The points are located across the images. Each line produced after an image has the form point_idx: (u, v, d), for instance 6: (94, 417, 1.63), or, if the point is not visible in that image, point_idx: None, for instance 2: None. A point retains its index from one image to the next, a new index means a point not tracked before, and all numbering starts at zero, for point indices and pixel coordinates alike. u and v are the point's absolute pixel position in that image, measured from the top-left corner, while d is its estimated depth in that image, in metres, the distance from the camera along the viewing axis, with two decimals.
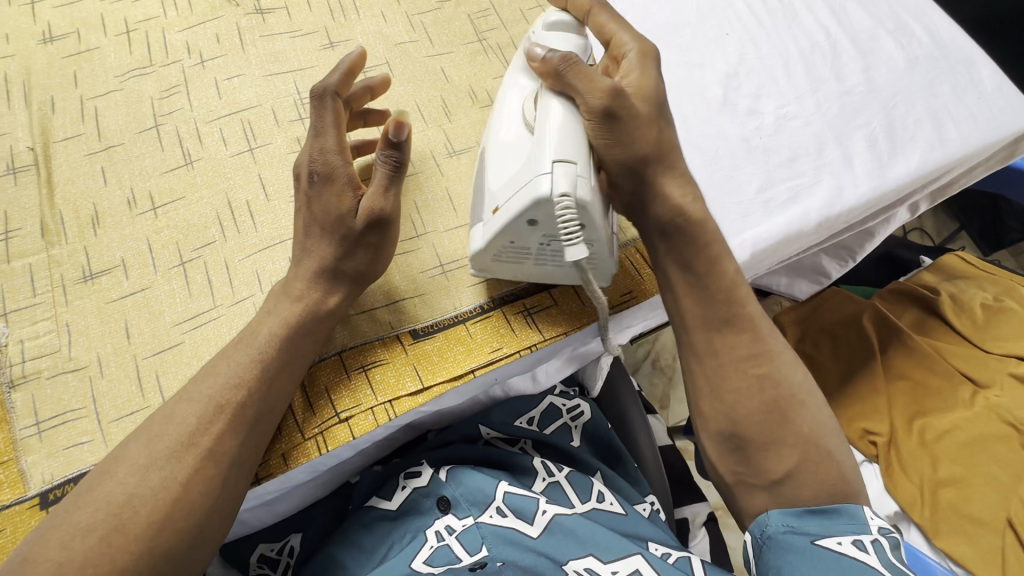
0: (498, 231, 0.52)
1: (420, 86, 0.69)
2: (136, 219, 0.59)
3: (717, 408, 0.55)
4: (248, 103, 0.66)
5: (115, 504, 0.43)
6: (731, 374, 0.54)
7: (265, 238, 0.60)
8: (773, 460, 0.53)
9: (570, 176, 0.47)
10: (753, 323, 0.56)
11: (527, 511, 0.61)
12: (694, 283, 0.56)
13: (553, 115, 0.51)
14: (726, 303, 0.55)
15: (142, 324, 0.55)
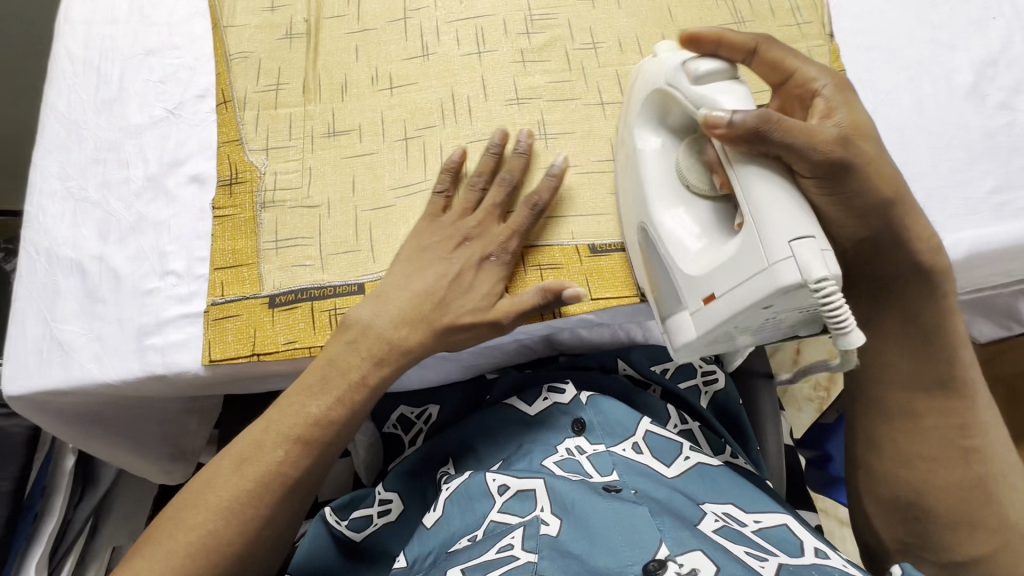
0: (724, 321, 0.48)
1: (644, 22, 0.70)
2: (376, 94, 0.68)
3: (892, 473, 0.56)
4: (484, 11, 0.71)
5: (215, 516, 0.51)
6: (925, 443, 0.55)
7: (477, 132, 0.66)
8: (961, 543, 0.52)
9: (817, 255, 0.42)
10: (924, 372, 0.55)
11: (670, 453, 0.62)
12: (911, 338, 0.54)
13: (763, 188, 0.45)
14: (945, 364, 0.54)
15: (366, 183, 0.64)
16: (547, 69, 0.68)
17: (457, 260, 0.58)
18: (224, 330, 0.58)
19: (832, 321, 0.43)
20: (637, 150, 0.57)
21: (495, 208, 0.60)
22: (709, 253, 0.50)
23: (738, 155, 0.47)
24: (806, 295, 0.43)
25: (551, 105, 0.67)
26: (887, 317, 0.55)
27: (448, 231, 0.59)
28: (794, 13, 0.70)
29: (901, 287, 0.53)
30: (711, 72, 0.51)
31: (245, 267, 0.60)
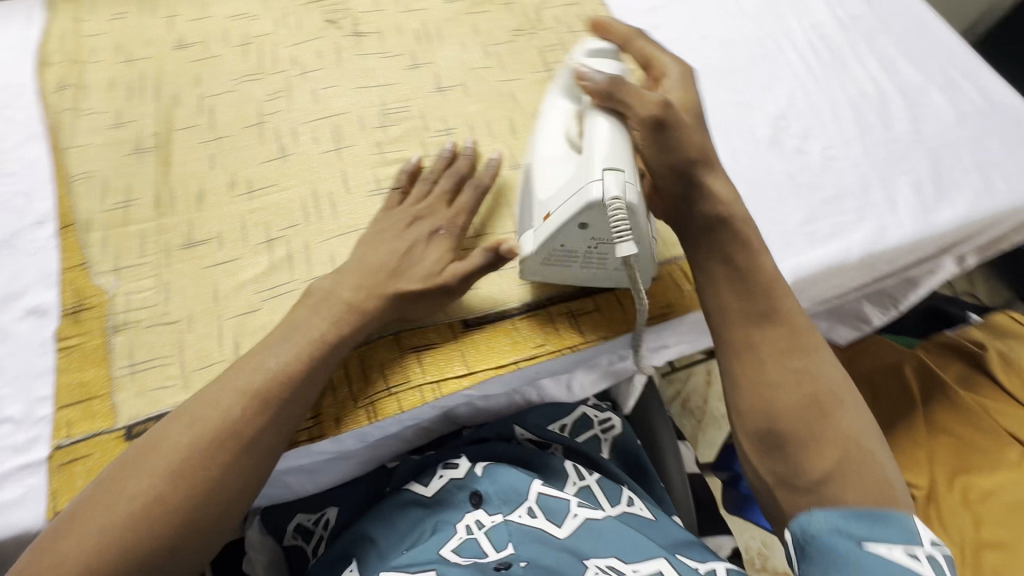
0: (553, 237, 0.57)
1: (490, 106, 0.77)
2: (234, 199, 0.68)
3: (750, 404, 0.55)
4: (340, 110, 0.75)
5: (161, 471, 0.48)
6: (769, 369, 0.55)
7: (342, 225, 0.67)
8: (810, 461, 0.51)
9: (618, 183, 0.53)
10: (755, 299, 0.58)
11: (560, 513, 0.64)
12: (736, 277, 0.60)
13: (599, 129, 0.57)
14: (765, 297, 0.58)
15: (229, 290, 0.62)
16: (405, 157, 0.72)
17: (409, 237, 0.61)
18: (73, 475, 0.53)
19: (615, 232, 0.52)
20: (546, 110, 0.66)
21: (444, 195, 0.65)
22: (557, 181, 0.59)
23: (595, 107, 0.60)
24: (603, 210, 0.53)
25: None
26: (731, 259, 0.60)
27: (400, 214, 0.63)
28: None
29: (721, 236, 0.61)
30: (601, 49, 0.64)
31: (96, 400, 0.56)
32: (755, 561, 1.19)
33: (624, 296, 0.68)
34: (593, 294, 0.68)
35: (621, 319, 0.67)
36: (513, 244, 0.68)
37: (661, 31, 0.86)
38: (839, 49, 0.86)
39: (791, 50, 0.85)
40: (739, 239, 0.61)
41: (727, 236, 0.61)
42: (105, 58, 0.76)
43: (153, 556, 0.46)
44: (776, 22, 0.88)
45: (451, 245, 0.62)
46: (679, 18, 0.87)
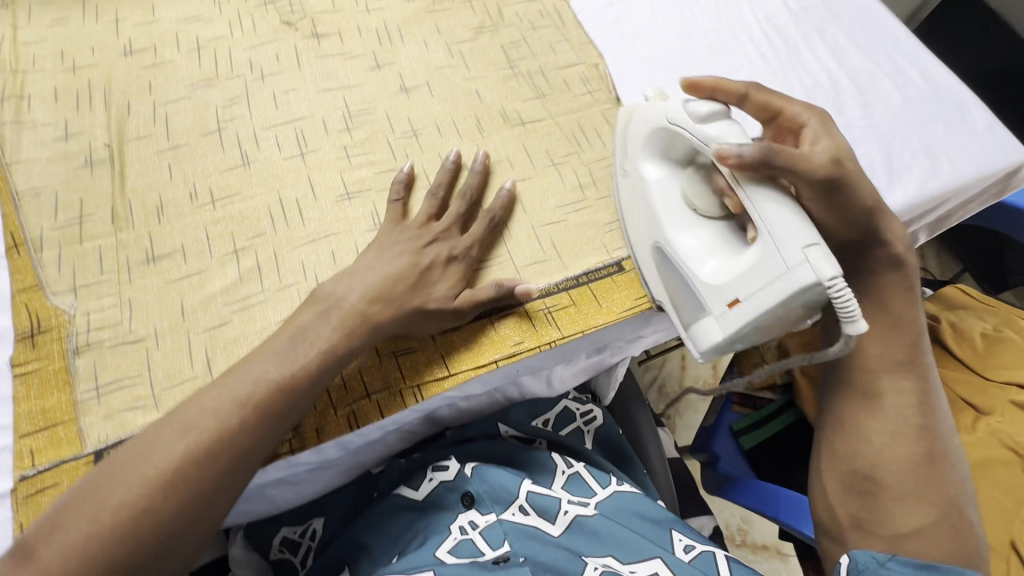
0: (747, 323, 0.54)
1: (456, 106, 0.76)
2: (197, 210, 0.66)
3: (852, 447, 0.63)
4: (302, 114, 0.73)
5: (145, 482, 0.46)
6: (886, 419, 0.63)
7: (312, 232, 0.66)
8: (901, 517, 0.60)
9: (825, 257, 0.49)
10: (893, 338, 0.65)
11: (551, 509, 0.66)
12: (880, 329, 0.65)
13: (771, 207, 0.52)
14: (903, 347, 0.65)
15: (197, 304, 0.60)
16: (373, 161, 0.71)
17: (428, 257, 0.61)
18: (41, 506, 0.50)
19: (844, 310, 0.49)
20: (641, 181, 0.65)
21: (460, 217, 0.65)
22: (726, 266, 0.56)
23: (745, 180, 0.53)
24: (821, 291, 0.50)
25: (382, 195, 0.69)
26: (896, 299, 0.65)
27: (415, 233, 0.62)
28: (584, 84, 0.80)
29: (882, 277, 0.65)
30: (713, 113, 0.56)
31: (60, 426, 0.54)
32: (735, 536, 1.27)
33: (598, 288, 0.68)
34: (567, 288, 0.67)
35: (596, 312, 0.66)
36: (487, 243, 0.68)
37: (621, 25, 0.87)
38: (793, 40, 0.89)
39: (747, 42, 0.88)
40: (900, 283, 0.65)
41: (889, 278, 0.65)
42: (47, 67, 0.73)
43: (136, 566, 0.45)
44: (731, 14, 0.90)
45: (466, 272, 0.63)
46: (638, 13, 0.88)
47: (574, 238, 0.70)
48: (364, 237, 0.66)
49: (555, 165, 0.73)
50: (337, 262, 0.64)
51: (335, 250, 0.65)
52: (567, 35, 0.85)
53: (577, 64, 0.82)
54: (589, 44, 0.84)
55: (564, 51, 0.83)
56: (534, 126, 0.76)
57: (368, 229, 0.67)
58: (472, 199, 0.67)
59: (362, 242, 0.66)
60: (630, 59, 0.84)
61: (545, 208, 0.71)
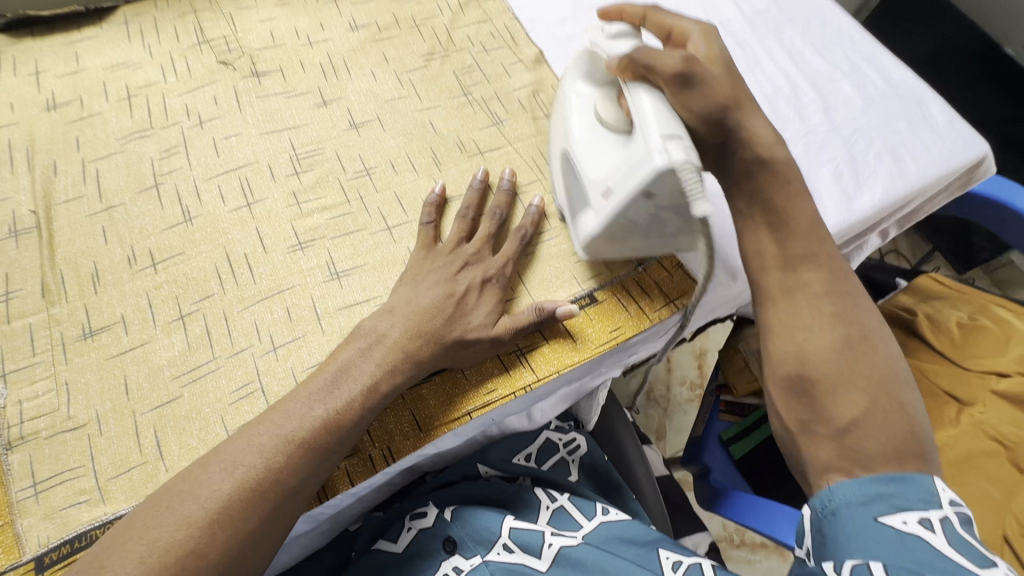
0: (615, 213, 0.56)
1: (410, 139, 0.73)
2: (136, 275, 0.61)
3: (782, 345, 0.54)
4: (245, 161, 0.69)
5: (155, 554, 0.42)
6: (804, 307, 0.54)
7: (264, 289, 0.62)
8: (838, 406, 0.49)
9: (682, 148, 0.50)
10: (795, 221, 0.58)
11: (534, 545, 0.64)
12: (773, 218, 0.58)
13: (645, 99, 0.55)
14: (804, 232, 0.57)
15: (142, 380, 0.56)
16: (324, 205, 0.67)
17: (465, 282, 0.60)
18: None
19: (688, 191, 0.50)
20: (566, 97, 0.67)
21: (490, 238, 0.65)
22: (605, 160, 0.58)
23: (630, 81, 0.57)
24: (673, 180, 0.50)
25: (336, 242, 0.65)
26: (786, 191, 0.59)
27: (450, 258, 0.62)
28: (541, 107, 0.78)
29: (760, 178, 0.59)
30: (621, 33, 0.62)
31: None
32: (733, 536, 1.27)
33: (572, 325, 0.65)
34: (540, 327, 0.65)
35: (570, 350, 0.64)
36: None
37: (576, 42, 0.84)
38: (749, 45, 0.88)
39: None
40: (789, 181, 0.59)
41: (772, 177, 0.59)
42: None
43: None
44: None
45: (502, 294, 0.62)
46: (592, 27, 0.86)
47: (542, 272, 0.67)
48: (320, 290, 0.62)
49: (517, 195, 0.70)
50: (292, 320, 0.60)
51: (290, 306, 0.61)
52: (521, 55, 0.82)
53: (532, 86, 0.79)
54: (544, 63, 0.82)
55: (519, 73, 0.80)
56: (493, 155, 0.73)
57: (324, 281, 0.63)
58: (502, 219, 0.67)
59: (318, 294, 0.62)
60: None
61: None
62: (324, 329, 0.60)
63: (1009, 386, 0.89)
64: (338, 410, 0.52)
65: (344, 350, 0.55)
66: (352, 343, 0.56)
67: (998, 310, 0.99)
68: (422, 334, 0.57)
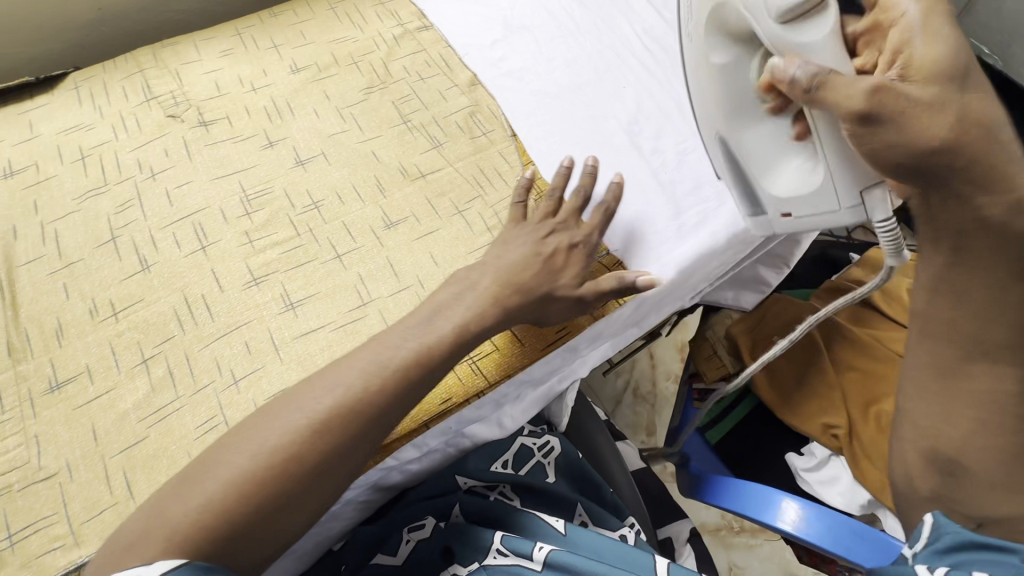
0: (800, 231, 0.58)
1: (354, 170, 0.76)
2: (98, 326, 0.64)
3: (933, 426, 0.53)
4: (198, 206, 0.72)
5: (179, 534, 0.47)
6: (972, 401, 0.52)
7: (222, 326, 0.64)
8: (989, 500, 0.50)
9: (885, 201, 0.51)
10: (1014, 308, 0.48)
11: (526, 551, 0.66)
12: (977, 304, 0.49)
13: (830, 141, 0.49)
14: (1005, 328, 0.49)
15: (109, 425, 0.58)
16: (276, 241, 0.70)
17: (545, 247, 0.66)
18: None
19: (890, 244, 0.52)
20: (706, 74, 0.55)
21: (576, 209, 0.71)
22: (785, 178, 0.56)
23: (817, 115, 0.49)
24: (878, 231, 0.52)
25: (289, 274, 0.68)
26: (993, 273, 0.47)
27: (538, 227, 0.68)
28: (478, 126, 0.82)
29: (945, 242, 0.48)
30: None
31: None
32: None
33: (521, 333, 0.71)
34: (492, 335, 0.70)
35: (517, 355, 0.69)
36: (401, 303, 0.67)
37: (507, 62, 0.89)
38: (672, 47, 0.92)
39: (631, 57, 0.91)
40: (1009, 250, 0.46)
41: (981, 240, 0.46)
42: None
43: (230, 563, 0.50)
44: (611, 34, 0.93)
45: (587, 257, 0.68)
46: (522, 47, 0.91)
47: None
48: (276, 321, 0.65)
49: (460, 212, 0.74)
50: (251, 353, 0.63)
51: (248, 340, 0.64)
52: (456, 80, 0.86)
53: (469, 108, 0.84)
54: (478, 85, 0.86)
55: (455, 97, 0.85)
56: (434, 177, 0.77)
57: (279, 312, 0.66)
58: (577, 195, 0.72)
59: (275, 325, 0.65)
60: (520, 93, 0.85)
61: (456, 256, 0.71)
62: (282, 358, 0.63)
63: None
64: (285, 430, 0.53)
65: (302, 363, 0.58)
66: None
67: None
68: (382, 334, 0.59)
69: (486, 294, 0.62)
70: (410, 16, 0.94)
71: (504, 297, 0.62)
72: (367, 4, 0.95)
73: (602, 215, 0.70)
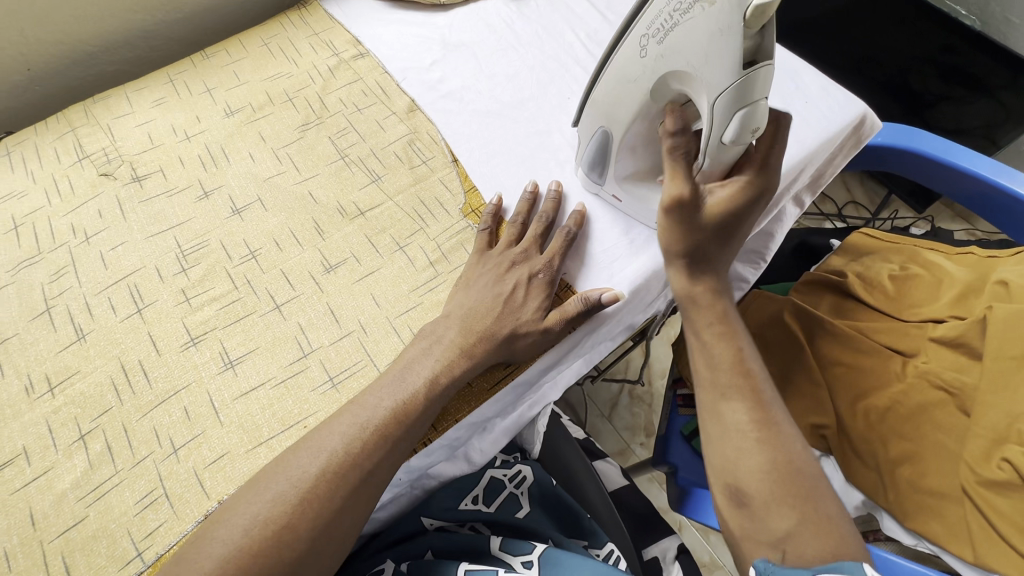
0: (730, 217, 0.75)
1: (292, 213, 0.74)
2: (34, 403, 0.62)
3: (719, 465, 0.58)
4: (132, 267, 0.71)
5: None
6: (731, 435, 0.59)
7: (160, 392, 0.63)
8: (773, 519, 0.54)
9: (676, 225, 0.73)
10: (718, 348, 0.62)
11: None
12: (703, 352, 0.63)
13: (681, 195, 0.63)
14: (725, 370, 0.61)
15: (47, 508, 0.57)
16: (213, 296, 0.68)
17: (510, 281, 0.66)
18: None
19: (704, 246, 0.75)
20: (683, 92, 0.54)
21: (538, 237, 0.70)
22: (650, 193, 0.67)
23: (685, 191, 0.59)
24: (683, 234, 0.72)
25: (228, 331, 0.66)
26: (705, 327, 0.63)
27: (499, 259, 0.68)
28: (417, 155, 0.79)
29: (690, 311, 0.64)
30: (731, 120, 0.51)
31: None
32: None
33: None
34: None
35: (467, 395, 0.65)
36: (343, 351, 0.65)
37: (447, 84, 0.86)
38: None
39: (575, 66, 0.87)
40: (711, 312, 0.63)
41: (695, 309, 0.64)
42: None
43: None
44: (554, 42, 0.90)
45: (552, 286, 0.67)
46: (463, 66, 0.88)
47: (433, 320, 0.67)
48: (216, 382, 0.63)
49: (401, 248, 0.72)
50: (191, 418, 0.61)
51: (187, 405, 0.62)
52: (394, 107, 0.84)
53: (408, 136, 0.81)
54: (418, 111, 0.84)
55: (393, 125, 0.82)
56: (374, 213, 0.74)
57: (219, 372, 0.64)
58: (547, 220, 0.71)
59: (214, 386, 0.63)
60: (462, 116, 0.83)
61: (398, 295, 0.68)
62: (223, 420, 0.61)
63: (945, 331, 0.83)
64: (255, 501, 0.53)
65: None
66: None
67: (931, 256, 0.96)
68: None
69: (453, 346, 0.62)
70: (346, 44, 0.91)
71: (439, 352, 0.61)
72: (301, 36, 0.92)
73: (560, 240, 0.69)
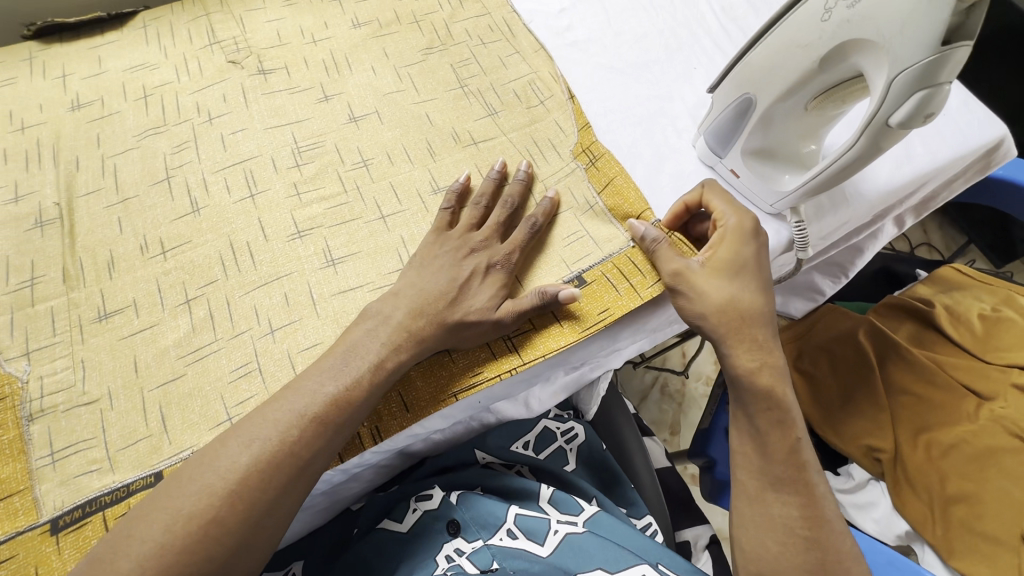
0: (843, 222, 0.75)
1: (407, 131, 0.75)
2: (147, 262, 0.65)
3: (754, 554, 0.56)
4: (249, 154, 0.72)
5: (233, 472, 0.48)
6: (775, 526, 0.56)
7: (264, 275, 0.65)
8: None
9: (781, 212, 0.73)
10: (778, 434, 0.58)
11: (540, 530, 0.66)
12: (752, 439, 0.59)
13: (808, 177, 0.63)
14: (779, 463, 0.57)
15: (150, 360, 0.60)
16: (323, 196, 0.70)
17: (469, 266, 0.62)
18: None
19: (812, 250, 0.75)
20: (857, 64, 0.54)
21: (499, 225, 0.65)
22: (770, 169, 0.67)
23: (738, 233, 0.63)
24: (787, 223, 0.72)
25: (334, 230, 0.68)
26: (764, 418, 0.58)
27: (457, 243, 0.63)
28: (535, 96, 0.79)
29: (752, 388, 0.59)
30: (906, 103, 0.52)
31: (16, 496, 0.53)
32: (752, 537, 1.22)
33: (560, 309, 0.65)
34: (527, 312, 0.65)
35: (556, 334, 0.64)
36: None
37: (573, 33, 0.85)
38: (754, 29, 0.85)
39: (705, 36, 0.85)
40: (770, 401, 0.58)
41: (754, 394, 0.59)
42: None
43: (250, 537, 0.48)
44: (687, 10, 0.87)
45: (508, 279, 0.63)
46: (591, 18, 0.86)
47: (533, 258, 0.67)
48: (317, 276, 0.65)
49: None
50: (290, 304, 0.63)
51: (288, 292, 0.64)
52: (518, 47, 0.83)
53: (528, 76, 0.80)
54: (542, 54, 0.83)
55: (516, 64, 0.82)
56: (487, 145, 0.74)
57: (321, 267, 0.65)
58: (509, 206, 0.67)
59: (314, 280, 0.65)
60: (585, 66, 0.82)
61: None
62: (319, 313, 0.63)
63: None
64: (345, 386, 0.54)
65: (353, 331, 0.57)
66: (361, 324, 0.58)
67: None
68: (422, 314, 0.58)
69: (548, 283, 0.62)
70: None
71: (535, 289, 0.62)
72: None
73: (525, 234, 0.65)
